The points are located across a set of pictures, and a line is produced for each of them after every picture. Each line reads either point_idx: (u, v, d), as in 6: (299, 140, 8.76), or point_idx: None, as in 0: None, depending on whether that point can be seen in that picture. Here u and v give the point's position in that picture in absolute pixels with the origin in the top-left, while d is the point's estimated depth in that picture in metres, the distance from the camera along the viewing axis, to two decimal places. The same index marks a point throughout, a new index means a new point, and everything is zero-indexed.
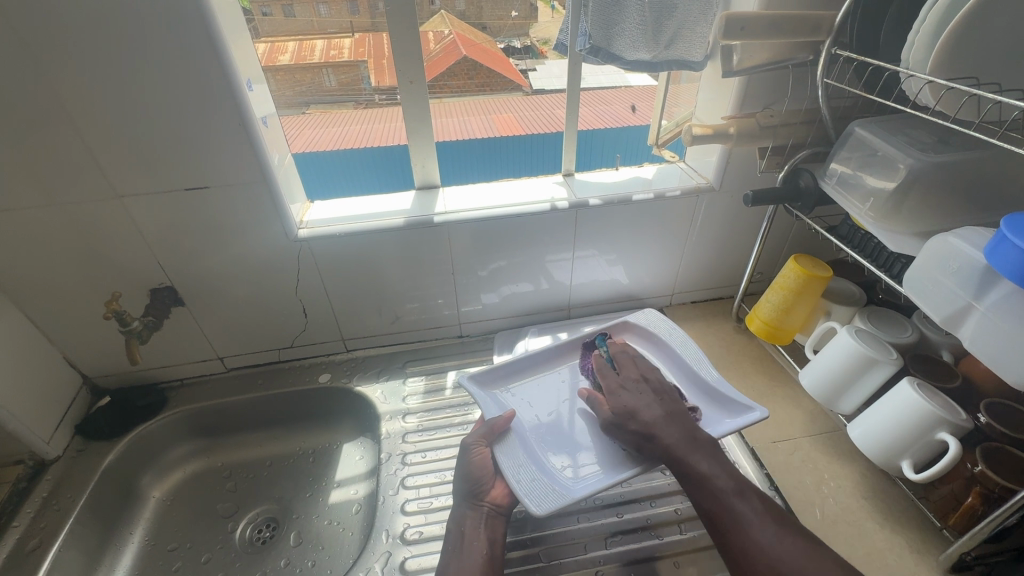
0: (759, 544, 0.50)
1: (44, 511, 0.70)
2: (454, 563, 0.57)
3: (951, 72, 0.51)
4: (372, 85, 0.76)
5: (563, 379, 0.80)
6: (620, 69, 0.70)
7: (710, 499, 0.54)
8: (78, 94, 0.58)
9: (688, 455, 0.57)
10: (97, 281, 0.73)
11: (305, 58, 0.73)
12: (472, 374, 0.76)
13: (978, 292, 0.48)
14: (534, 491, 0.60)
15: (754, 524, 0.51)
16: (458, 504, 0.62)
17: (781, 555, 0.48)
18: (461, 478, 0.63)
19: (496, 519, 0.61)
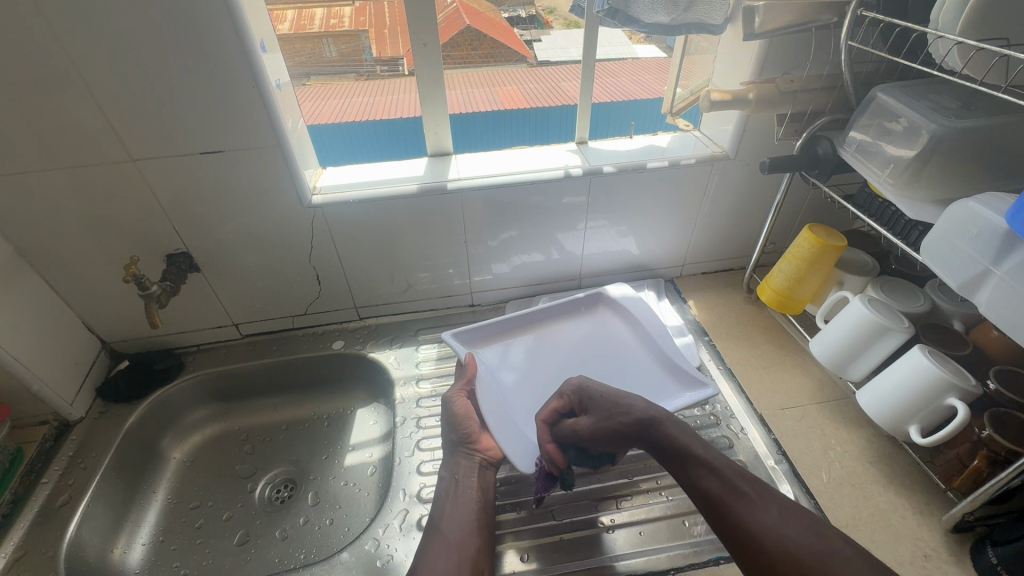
0: (767, 525, 0.46)
1: (71, 470, 0.72)
2: (447, 510, 0.59)
3: (981, 34, 0.50)
4: (374, 56, 0.79)
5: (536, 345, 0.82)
6: (637, 33, 0.69)
7: (710, 478, 0.51)
8: (90, 54, 0.57)
9: (676, 435, 0.56)
10: (114, 246, 0.73)
11: (303, 28, 0.72)
12: (456, 332, 0.79)
13: (998, 256, 0.48)
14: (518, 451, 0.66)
15: (754, 505, 0.47)
16: (450, 454, 0.64)
17: (787, 533, 0.45)
18: (450, 429, 0.66)
19: (485, 470, 0.64)
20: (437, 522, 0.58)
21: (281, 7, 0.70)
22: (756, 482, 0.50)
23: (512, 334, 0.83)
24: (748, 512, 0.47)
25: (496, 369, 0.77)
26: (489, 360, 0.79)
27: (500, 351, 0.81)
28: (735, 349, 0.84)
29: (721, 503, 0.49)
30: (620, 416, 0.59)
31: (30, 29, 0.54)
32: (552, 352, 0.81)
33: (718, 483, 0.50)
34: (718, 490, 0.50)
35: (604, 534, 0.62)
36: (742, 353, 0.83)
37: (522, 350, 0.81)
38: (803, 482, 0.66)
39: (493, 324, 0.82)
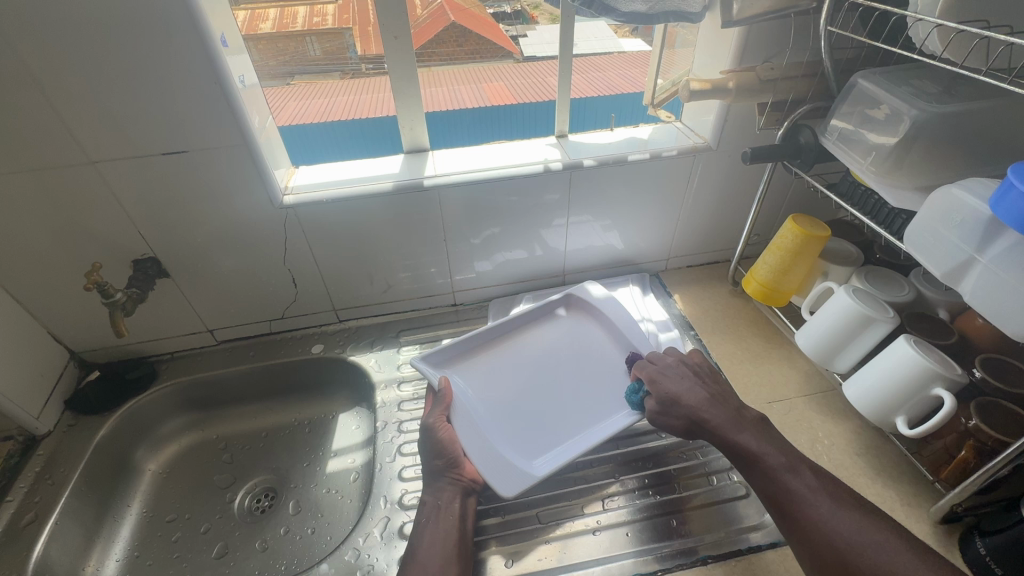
0: (819, 522, 0.48)
1: (39, 486, 0.69)
2: (426, 537, 0.56)
3: (960, 16, 0.48)
4: (359, 54, 0.74)
5: (517, 356, 0.79)
6: (614, 22, 0.67)
7: (767, 480, 0.52)
8: (38, 53, 0.54)
9: (732, 437, 0.56)
10: (76, 253, 0.71)
11: (287, 26, 0.71)
12: (426, 356, 0.76)
13: (982, 244, 0.47)
14: (498, 470, 0.63)
15: (808, 501, 0.50)
16: (434, 480, 0.61)
17: (838, 530, 0.48)
18: (432, 456, 0.62)
19: (468, 496, 0.61)
20: (415, 550, 0.55)
21: (264, 6, 0.69)
22: (815, 484, 0.51)
23: (482, 351, 0.80)
24: (812, 515, 0.49)
25: (467, 389, 0.73)
26: (461, 380, 0.75)
27: (471, 369, 0.77)
28: (720, 343, 0.83)
29: (783, 504, 0.51)
30: (678, 411, 0.60)
31: None
32: (521, 364, 0.78)
33: (778, 485, 0.52)
34: (776, 492, 0.51)
35: (589, 535, 0.61)
36: (728, 347, 0.82)
37: (492, 366, 0.78)
38: None
39: (462, 342, 0.78)
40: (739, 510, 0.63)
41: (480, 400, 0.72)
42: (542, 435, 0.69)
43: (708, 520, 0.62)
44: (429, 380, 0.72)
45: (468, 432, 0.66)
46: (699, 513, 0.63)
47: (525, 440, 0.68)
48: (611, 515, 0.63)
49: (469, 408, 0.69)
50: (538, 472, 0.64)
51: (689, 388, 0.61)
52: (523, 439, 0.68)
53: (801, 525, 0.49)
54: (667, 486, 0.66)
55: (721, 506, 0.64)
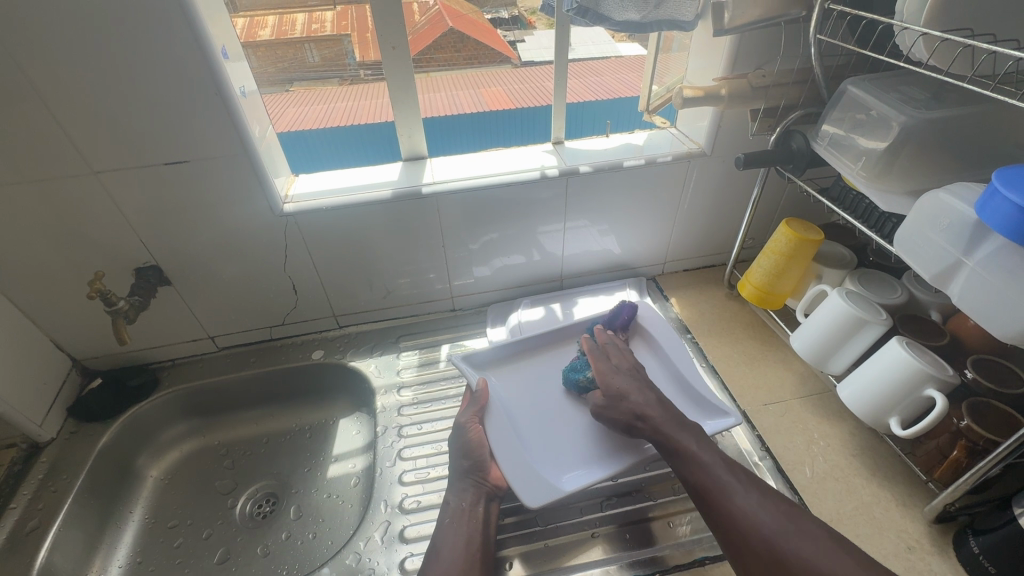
0: (747, 513, 0.49)
1: (42, 493, 0.70)
2: (449, 538, 0.57)
3: (945, 24, 0.49)
4: (357, 60, 0.75)
5: (563, 365, 0.78)
6: (608, 31, 0.68)
7: (696, 473, 0.53)
8: (42, 66, 0.55)
9: (667, 433, 0.57)
10: (78, 261, 0.71)
11: (286, 33, 0.72)
12: (467, 353, 0.76)
13: (969, 247, 0.48)
14: (524, 479, 0.62)
15: (738, 492, 0.51)
16: (459, 480, 0.62)
17: (765, 520, 0.48)
18: (459, 456, 0.64)
19: (491, 501, 0.62)
20: (439, 550, 0.56)
21: (263, 13, 0.70)
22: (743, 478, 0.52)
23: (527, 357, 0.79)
24: (733, 506, 0.50)
25: (508, 396, 0.73)
26: (500, 385, 0.75)
27: (516, 373, 0.77)
28: (716, 346, 0.84)
29: (708, 496, 0.52)
30: (624, 407, 0.62)
31: None
32: (566, 375, 0.77)
33: (705, 477, 0.53)
34: (704, 483, 0.52)
35: (589, 538, 0.62)
36: (724, 350, 0.83)
37: (536, 373, 0.77)
38: (787, 477, 0.65)
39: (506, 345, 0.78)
40: None
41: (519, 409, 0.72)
42: (577, 452, 0.67)
43: (705, 522, 0.63)
44: (467, 380, 0.73)
45: (503, 437, 0.66)
46: (696, 514, 0.64)
47: (562, 454, 0.67)
48: (611, 517, 0.64)
49: (506, 415, 0.69)
50: (565, 487, 0.62)
51: (636, 388, 0.64)
52: (559, 452, 0.67)
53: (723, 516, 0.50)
54: (666, 488, 0.66)
55: None
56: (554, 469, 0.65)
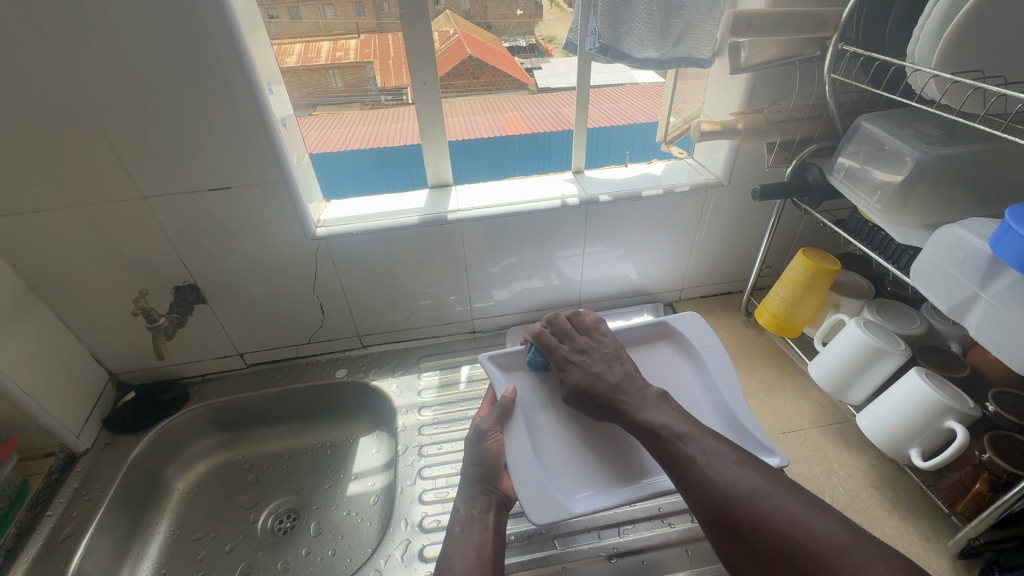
0: (706, 477, 0.50)
1: (76, 502, 0.72)
2: (460, 546, 0.58)
3: (957, 67, 0.52)
4: (378, 86, 0.78)
5: None
6: (628, 67, 0.71)
7: (661, 446, 0.54)
8: (106, 99, 0.60)
9: (641, 411, 0.58)
10: (122, 280, 0.75)
11: (311, 60, 0.74)
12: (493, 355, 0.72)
13: (984, 281, 0.49)
14: (532, 491, 0.58)
15: (701, 457, 0.51)
16: (470, 488, 0.63)
17: (723, 482, 0.49)
18: (472, 463, 0.63)
19: (502, 511, 0.62)
20: (451, 559, 0.57)
21: (289, 41, 0.72)
22: (709, 443, 0.53)
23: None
24: (694, 471, 0.51)
25: (535, 402, 0.68)
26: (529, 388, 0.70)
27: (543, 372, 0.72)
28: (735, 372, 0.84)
29: (677, 466, 0.52)
30: (597, 393, 0.61)
31: (50, 77, 0.58)
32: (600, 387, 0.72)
33: (670, 450, 0.53)
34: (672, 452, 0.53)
35: (606, 562, 0.63)
36: (742, 376, 0.84)
37: None
38: None
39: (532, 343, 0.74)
40: None
41: (547, 416, 0.67)
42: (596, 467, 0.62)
43: None
44: (492, 384, 0.70)
45: (528, 443, 0.62)
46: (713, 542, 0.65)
47: (581, 468, 0.62)
48: (629, 542, 0.65)
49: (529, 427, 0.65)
50: (578, 507, 0.58)
51: (606, 371, 0.63)
52: (577, 466, 0.62)
53: (690, 484, 0.50)
54: (684, 515, 0.67)
55: None
56: (569, 487, 0.60)
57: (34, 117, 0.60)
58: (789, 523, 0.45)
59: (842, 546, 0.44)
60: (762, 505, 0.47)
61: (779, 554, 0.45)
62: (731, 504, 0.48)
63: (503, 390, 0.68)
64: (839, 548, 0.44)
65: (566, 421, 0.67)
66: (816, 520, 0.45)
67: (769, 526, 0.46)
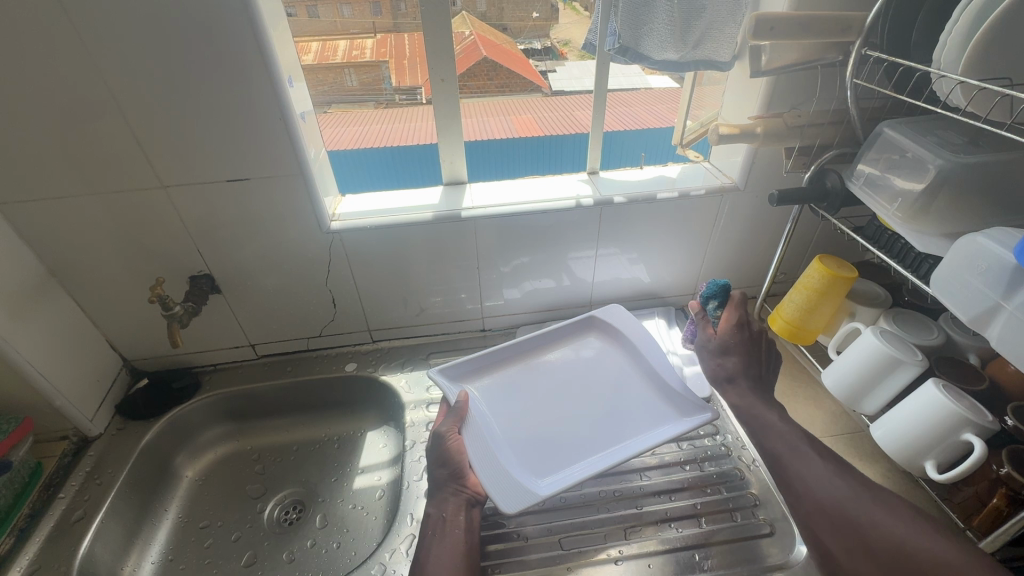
0: (818, 482, 0.58)
1: (87, 485, 0.73)
2: (433, 550, 0.57)
3: (983, 73, 0.51)
4: (393, 85, 0.80)
5: (528, 378, 0.81)
6: (647, 69, 0.71)
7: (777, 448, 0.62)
8: (130, 89, 0.61)
9: (759, 412, 0.65)
10: (140, 268, 0.76)
11: (327, 58, 0.75)
12: (443, 369, 0.78)
13: (1007, 291, 0.48)
14: (501, 485, 0.63)
15: (809, 463, 0.60)
16: (438, 492, 0.62)
17: (836, 488, 0.57)
18: (437, 466, 0.64)
19: (473, 508, 0.62)
20: (424, 563, 0.56)
21: (307, 39, 0.73)
22: (818, 452, 0.61)
23: (502, 370, 0.82)
24: (805, 475, 0.58)
25: (484, 409, 0.75)
26: (480, 400, 0.76)
27: (490, 386, 0.79)
28: None
29: (783, 465, 0.60)
30: (718, 363, 0.69)
31: (77, 65, 0.59)
32: (539, 388, 0.79)
33: (781, 454, 0.61)
34: (783, 454, 0.61)
35: (611, 565, 0.62)
36: None
37: (510, 384, 0.80)
38: None
39: (478, 358, 0.81)
40: (762, 549, 0.64)
41: (498, 419, 0.74)
42: (548, 459, 0.69)
43: (731, 558, 0.63)
44: (445, 393, 0.75)
45: (479, 441, 0.68)
46: (721, 548, 0.64)
47: (534, 460, 0.69)
48: (635, 546, 0.64)
49: (481, 428, 0.70)
50: (541, 491, 0.64)
51: (740, 348, 0.68)
52: (531, 458, 0.69)
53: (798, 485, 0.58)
54: (691, 520, 0.67)
55: (746, 543, 0.64)
56: (529, 474, 0.66)
57: (60, 105, 0.61)
58: (898, 538, 0.51)
59: (939, 555, 0.49)
60: (870, 514, 0.54)
61: (882, 556, 0.51)
62: (839, 507, 0.55)
63: (455, 397, 0.73)
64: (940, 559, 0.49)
65: (518, 424, 0.73)
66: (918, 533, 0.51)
67: (876, 531, 0.53)
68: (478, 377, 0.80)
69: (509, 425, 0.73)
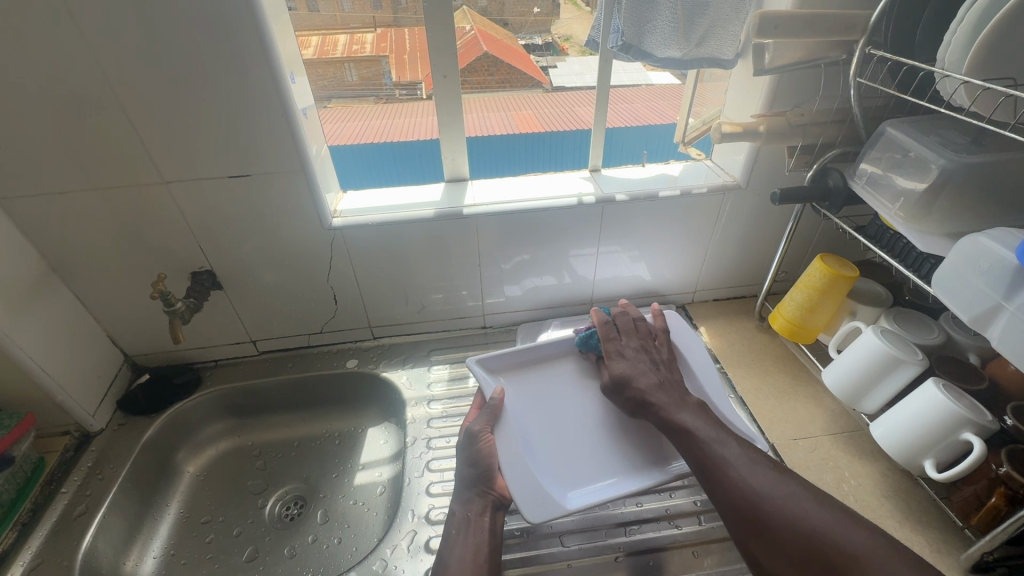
0: (737, 480, 0.55)
1: (89, 480, 0.73)
2: (456, 552, 0.57)
3: (987, 73, 0.51)
4: (393, 80, 0.80)
5: (564, 381, 0.78)
6: (649, 66, 0.71)
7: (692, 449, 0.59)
8: (131, 85, 0.61)
9: (678, 416, 0.63)
10: (141, 264, 0.76)
11: (327, 53, 0.74)
12: (482, 358, 0.77)
13: (1008, 292, 0.48)
14: (528, 492, 0.63)
15: (732, 463, 0.56)
16: (465, 491, 0.62)
17: (755, 487, 0.53)
18: (467, 466, 0.64)
19: (497, 512, 0.62)
20: (446, 564, 0.56)
21: (307, 34, 0.72)
22: (751, 454, 0.57)
23: (537, 367, 0.80)
24: (725, 473, 0.56)
25: (520, 406, 0.74)
26: (514, 395, 0.75)
27: (525, 383, 0.77)
28: (746, 377, 0.84)
29: (708, 467, 0.57)
30: (630, 393, 0.68)
31: (78, 60, 0.58)
32: (575, 390, 0.77)
33: (704, 454, 0.58)
34: (704, 458, 0.58)
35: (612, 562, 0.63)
36: (754, 382, 0.83)
37: (546, 383, 0.77)
38: None
39: (515, 352, 0.79)
40: None
41: (532, 418, 0.73)
42: (579, 468, 0.68)
43: (730, 554, 0.64)
44: (481, 385, 0.74)
45: (509, 440, 0.67)
46: (719, 545, 0.64)
47: (565, 468, 0.68)
48: (635, 543, 0.65)
49: (514, 427, 0.69)
50: (569, 505, 0.63)
51: (643, 372, 0.69)
52: (563, 466, 0.68)
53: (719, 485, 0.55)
54: (691, 517, 0.67)
55: None
56: (558, 482, 0.66)
57: (61, 101, 0.61)
58: (811, 529, 0.49)
59: (865, 556, 0.46)
60: (788, 508, 0.51)
61: (799, 556, 0.49)
62: (756, 506, 0.52)
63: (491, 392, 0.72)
64: (858, 553, 0.47)
65: (552, 427, 0.72)
66: (838, 527, 0.49)
67: (795, 530, 0.50)
68: (516, 373, 0.79)
69: (542, 426, 0.72)
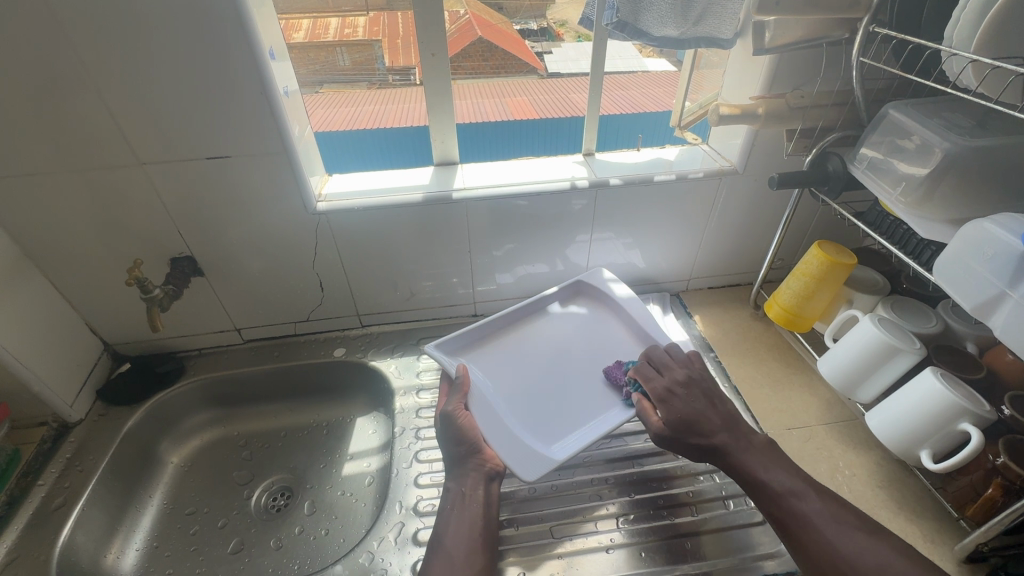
0: (826, 541, 0.51)
1: (68, 472, 0.71)
2: (453, 523, 0.57)
3: (997, 53, 0.49)
4: (385, 66, 0.76)
5: (519, 347, 0.80)
6: (646, 45, 0.68)
7: (771, 503, 0.55)
8: (100, 60, 0.58)
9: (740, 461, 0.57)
10: (118, 249, 0.74)
11: (319, 36, 0.72)
12: (439, 344, 0.76)
13: (1013, 280, 0.47)
14: (516, 454, 0.63)
15: (824, 520, 0.52)
16: (458, 466, 0.61)
17: (852, 548, 0.50)
18: (452, 443, 0.63)
19: (491, 482, 0.61)
20: (442, 536, 0.56)
21: (297, 17, 0.70)
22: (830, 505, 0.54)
23: (494, 340, 0.81)
24: (814, 533, 0.52)
25: (483, 375, 0.74)
26: (477, 369, 0.75)
27: (487, 357, 0.78)
28: (741, 365, 0.83)
29: (789, 524, 0.53)
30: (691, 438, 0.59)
31: (41, 33, 0.55)
32: (536, 354, 0.79)
33: (780, 506, 0.54)
34: (784, 510, 0.54)
35: (602, 553, 0.62)
36: (748, 370, 0.82)
37: (504, 351, 0.79)
38: None
39: (474, 330, 0.79)
40: (752, 538, 0.63)
41: (497, 385, 0.73)
42: (556, 423, 0.69)
43: (723, 545, 0.62)
44: (445, 368, 0.73)
45: (483, 407, 0.67)
46: (711, 537, 0.63)
47: (542, 426, 0.69)
48: (626, 535, 0.63)
49: (484, 396, 0.69)
50: (556, 456, 0.65)
51: (707, 407, 0.61)
52: (539, 424, 0.69)
53: (808, 550, 0.52)
54: (683, 508, 0.66)
55: (736, 531, 0.64)
56: (537, 437, 0.67)
57: (24, 75, 0.57)
58: None
59: None
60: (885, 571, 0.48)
61: None
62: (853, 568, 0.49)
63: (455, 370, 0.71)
64: None
65: (519, 391, 0.73)
66: None
67: None
68: (475, 346, 0.79)
69: (510, 393, 0.73)
